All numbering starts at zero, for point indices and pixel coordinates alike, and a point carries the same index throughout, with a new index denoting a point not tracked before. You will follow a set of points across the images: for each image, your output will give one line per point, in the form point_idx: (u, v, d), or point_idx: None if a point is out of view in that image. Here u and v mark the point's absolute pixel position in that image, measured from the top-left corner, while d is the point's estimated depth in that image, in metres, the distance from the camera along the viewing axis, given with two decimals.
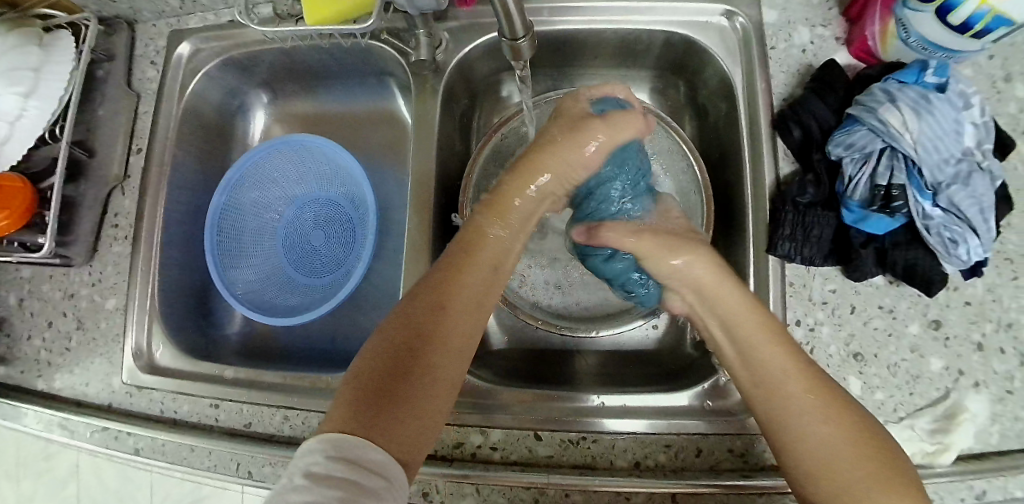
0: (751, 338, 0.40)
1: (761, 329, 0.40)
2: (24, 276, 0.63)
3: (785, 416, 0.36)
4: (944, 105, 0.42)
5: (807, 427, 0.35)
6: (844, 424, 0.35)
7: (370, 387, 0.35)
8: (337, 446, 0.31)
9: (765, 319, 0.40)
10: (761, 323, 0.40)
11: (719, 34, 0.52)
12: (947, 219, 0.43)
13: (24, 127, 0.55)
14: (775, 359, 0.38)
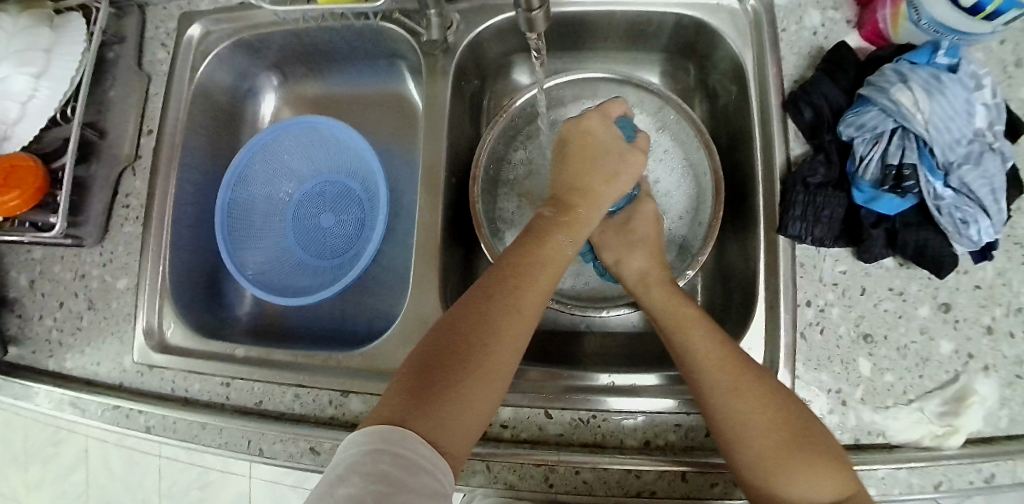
0: (681, 328, 0.45)
1: (690, 322, 0.45)
2: (36, 257, 0.63)
3: (712, 398, 0.41)
4: (956, 85, 0.42)
5: (730, 407, 0.40)
6: (762, 404, 0.40)
7: (417, 380, 0.37)
8: (384, 438, 0.33)
9: (691, 313, 0.46)
10: (689, 317, 0.45)
11: (730, 15, 0.52)
12: (958, 200, 0.43)
13: (38, 106, 0.55)
14: (700, 346, 0.43)
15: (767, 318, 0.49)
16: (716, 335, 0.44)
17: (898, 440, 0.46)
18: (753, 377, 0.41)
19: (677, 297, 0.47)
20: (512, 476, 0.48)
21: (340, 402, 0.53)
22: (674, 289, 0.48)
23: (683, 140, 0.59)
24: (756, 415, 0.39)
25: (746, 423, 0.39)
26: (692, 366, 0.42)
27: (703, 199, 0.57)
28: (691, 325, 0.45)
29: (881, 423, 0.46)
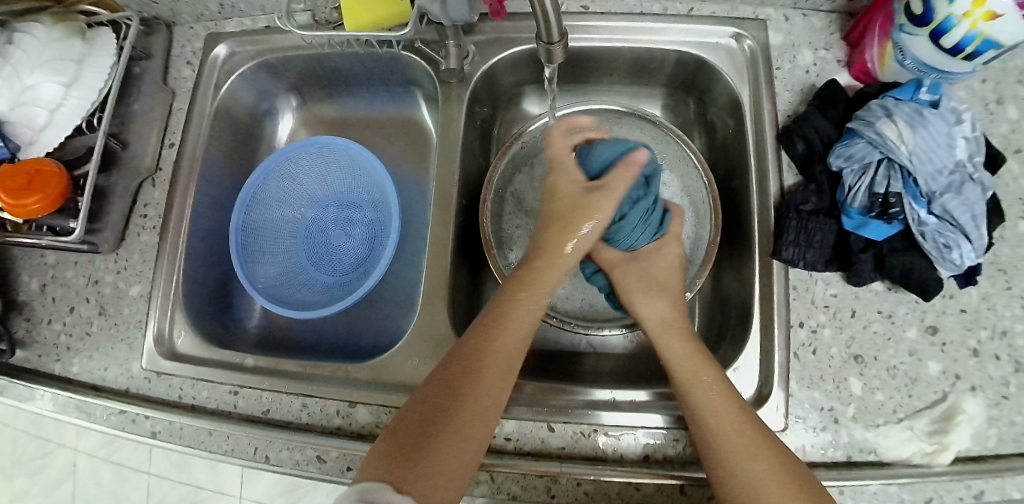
0: (692, 381, 0.45)
1: (704, 375, 0.45)
2: (49, 262, 0.64)
3: (721, 453, 0.41)
4: (937, 119, 0.46)
5: (739, 464, 0.40)
6: (774, 466, 0.39)
7: (404, 439, 0.38)
8: (366, 493, 0.34)
9: (703, 366, 0.46)
10: (702, 370, 0.46)
11: (728, 53, 0.56)
12: (941, 226, 0.46)
13: (66, 115, 0.57)
14: (713, 401, 0.43)
15: (763, 337, 0.52)
16: (728, 392, 0.44)
17: (890, 457, 0.48)
18: (762, 437, 0.41)
19: (693, 349, 0.48)
20: (515, 487, 0.49)
21: (347, 412, 0.54)
22: (692, 342, 0.49)
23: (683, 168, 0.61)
24: (769, 475, 0.39)
25: (757, 483, 0.39)
26: (702, 423, 0.43)
27: (703, 224, 0.59)
28: (702, 378, 0.45)
29: (873, 441, 0.48)
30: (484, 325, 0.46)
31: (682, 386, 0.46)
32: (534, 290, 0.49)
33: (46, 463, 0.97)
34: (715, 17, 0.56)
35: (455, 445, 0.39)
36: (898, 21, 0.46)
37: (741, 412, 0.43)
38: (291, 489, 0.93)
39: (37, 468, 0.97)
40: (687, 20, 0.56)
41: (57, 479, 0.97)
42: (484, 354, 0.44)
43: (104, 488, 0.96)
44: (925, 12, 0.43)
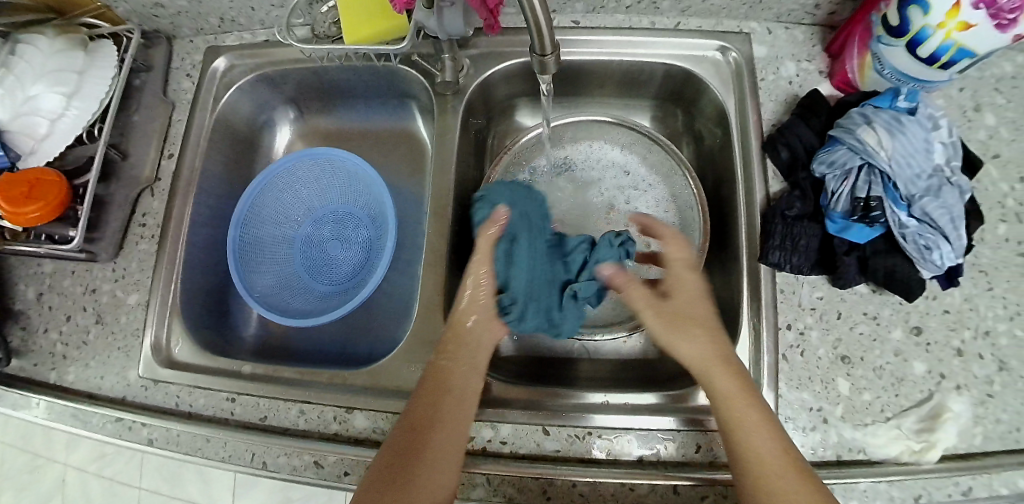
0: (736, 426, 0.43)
1: (748, 419, 0.43)
2: (46, 271, 0.65)
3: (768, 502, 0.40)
4: (914, 126, 0.48)
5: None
6: None
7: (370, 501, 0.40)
8: None
9: (745, 408, 0.43)
10: (745, 414, 0.43)
11: (714, 65, 0.58)
12: (922, 228, 0.48)
13: (67, 126, 0.59)
14: (758, 447, 0.42)
15: (752, 339, 0.53)
16: (774, 433, 0.42)
17: (878, 456, 0.49)
18: (807, 483, 0.40)
19: (737, 386, 0.44)
20: (511, 490, 0.50)
21: (344, 418, 0.54)
22: (737, 375, 0.45)
23: (672, 176, 0.62)
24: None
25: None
26: (747, 468, 0.41)
27: (692, 231, 0.60)
28: (751, 422, 0.42)
29: (862, 440, 0.49)
30: (428, 384, 0.47)
31: (728, 429, 0.43)
32: (464, 350, 0.49)
33: (36, 477, 0.96)
34: (701, 30, 0.58)
35: (427, 497, 0.41)
36: (876, 33, 0.48)
37: (787, 456, 0.41)
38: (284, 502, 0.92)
39: (26, 483, 0.96)
40: (674, 34, 0.58)
41: (48, 493, 0.96)
42: (433, 411, 0.45)
43: (94, 502, 0.95)
44: (901, 23, 0.45)
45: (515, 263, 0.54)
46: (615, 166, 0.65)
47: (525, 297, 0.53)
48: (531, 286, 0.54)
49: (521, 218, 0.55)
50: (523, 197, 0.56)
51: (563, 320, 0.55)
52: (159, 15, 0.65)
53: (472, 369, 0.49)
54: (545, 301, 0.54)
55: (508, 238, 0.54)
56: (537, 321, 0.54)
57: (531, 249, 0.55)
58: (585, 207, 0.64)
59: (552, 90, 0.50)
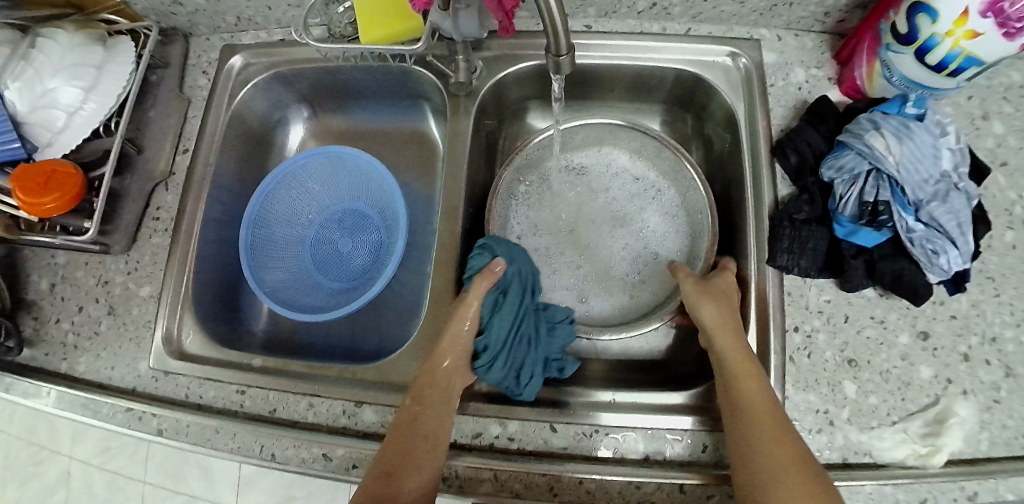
0: (741, 379, 0.46)
1: (748, 376, 0.46)
2: (59, 263, 0.65)
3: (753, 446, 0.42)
4: (922, 131, 0.48)
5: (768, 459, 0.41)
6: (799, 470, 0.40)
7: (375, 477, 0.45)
8: None
9: (752, 368, 0.47)
10: (751, 372, 0.46)
11: (723, 70, 0.59)
12: (929, 233, 0.48)
13: (84, 119, 0.59)
14: (755, 397, 0.45)
15: (758, 341, 0.53)
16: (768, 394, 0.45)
17: (885, 459, 0.49)
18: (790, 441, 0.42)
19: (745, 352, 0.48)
20: (518, 486, 0.50)
21: (353, 412, 0.54)
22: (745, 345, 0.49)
23: (680, 183, 0.62)
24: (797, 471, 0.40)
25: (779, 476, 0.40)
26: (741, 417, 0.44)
27: (700, 238, 0.60)
28: (752, 378, 0.46)
29: (868, 443, 0.50)
30: (404, 418, 0.48)
31: (732, 384, 0.46)
32: (439, 393, 0.50)
33: (40, 470, 0.97)
34: (711, 36, 0.59)
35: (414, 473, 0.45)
36: (885, 40, 0.49)
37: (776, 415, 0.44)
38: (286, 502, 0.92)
39: (30, 475, 0.97)
40: (685, 39, 0.59)
41: (54, 485, 0.97)
42: (408, 455, 0.45)
43: (97, 496, 0.96)
44: (909, 31, 0.46)
45: (498, 314, 0.56)
46: (624, 172, 0.66)
47: (499, 347, 0.55)
48: (509, 340, 0.55)
49: (516, 274, 0.58)
50: (523, 259, 0.59)
51: (528, 382, 0.54)
52: (177, 13, 0.66)
53: (444, 414, 0.49)
54: (518, 357, 0.55)
55: (499, 290, 0.57)
56: (501, 374, 0.54)
57: (517, 306, 0.57)
58: (595, 209, 0.65)
59: (563, 93, 0.51)
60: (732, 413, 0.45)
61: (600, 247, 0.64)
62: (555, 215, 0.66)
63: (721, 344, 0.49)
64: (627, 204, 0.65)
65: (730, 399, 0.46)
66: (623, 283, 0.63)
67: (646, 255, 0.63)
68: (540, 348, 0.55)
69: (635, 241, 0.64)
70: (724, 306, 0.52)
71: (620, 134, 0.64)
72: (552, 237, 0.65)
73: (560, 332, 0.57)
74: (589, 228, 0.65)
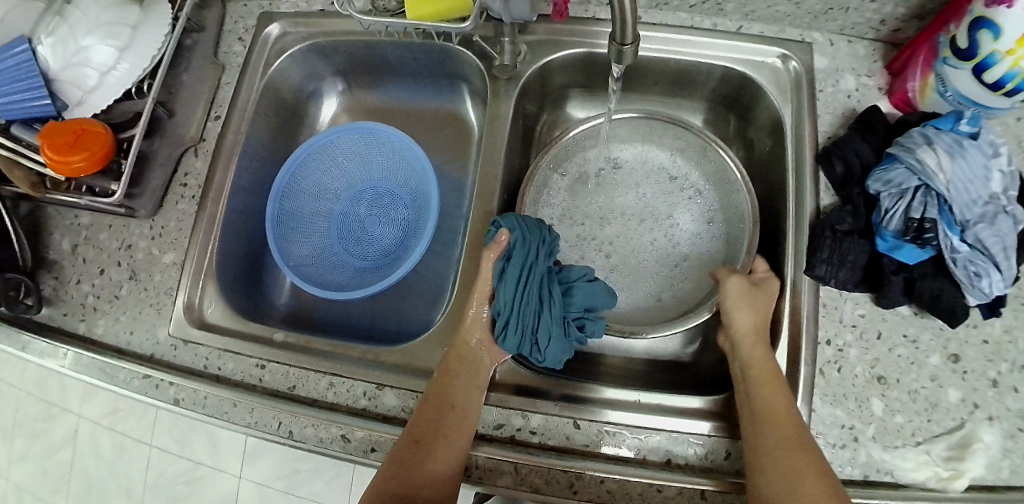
0: (765, 385, 0.46)
1: (770, 380, 0.46)
2: (82, 224, 0.65)
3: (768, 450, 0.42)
4: (976, 150, 0.46)
5: (781, 463, 0.41)
6: (815, 470, 0.41)
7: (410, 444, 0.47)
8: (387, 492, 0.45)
9: (776, 374, 0.47)
10: (774, 379, 0.46)
11: (772, 73, 0.57)
12: (973, 254, 0.46)
13: (117, 80, 0.59)
14: (775, 402, 0.45)
15: (789, 352, 0.53)
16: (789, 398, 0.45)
17: (906, 480, 0.49)
18: (805, 442, 0.43)
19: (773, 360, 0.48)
20: (537, 480, 0.49)
21: (374, 394, 0.54)
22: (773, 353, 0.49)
23: (720, 185, 0.61)
24: (808, 478, 0.40)
25: (796, 481, 0.40)
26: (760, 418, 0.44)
27: (738, 241, 0.58)
28: (774, 384, 0.46)
29: (890, 463, 0.49)
30: (432, 394, 0.50)
31: (753, 388, 0.46)
32: (467, 370, 0.51)
33: (49, 426, 1.02)
34: (762, 36, 0.58)
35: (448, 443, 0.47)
36: (942, 54, 0.47)
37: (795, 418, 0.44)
38: (290, 474, 0.99)
39: (40, 431, 1.02)
40: (735, 38, 0.58)
41: (61, 441, 1.02)
42: (438, 425, 0.47)
43: (104, 456, 1.00)
44: (969, 46, 0.43)
45: (506, 287, 0.54)
46: (661, 171, 0.65)
47: (513, 314, 0.53)
48: (521, 311, 0.54)
49: (521, 243, 0.54)
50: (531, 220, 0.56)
51: (547, 345, 0.53)
52: None
53: (475, 388, 0.51)
54: (533, 324, 0.54)
55: (503, 261, 0.54)
56: (521, 345, 0.53)
57: (527, 271, 0.55)
58: (628, 206, 0.64)
59: (618, 81, 0.50)
60: (751, 415, 0.45)
61: (632, 242, 0.63)
62: (584, 209, 0.65)
63: (746, 351, 0.49)
64: (662, 203, 0.64)
65: (754, 402, 0.46)
66: (653, 282, 0.62)
67: (680, 254, 0.62)
68: (556, 314, 0.54)
69: (666, 239, 0.63)
70: (762, 314, 0.51)
71: (659, 132, 0.63)
72: (583, 230, 0.64)
73: (576, 293, 0.56)
74: (621, 223, 0.64)
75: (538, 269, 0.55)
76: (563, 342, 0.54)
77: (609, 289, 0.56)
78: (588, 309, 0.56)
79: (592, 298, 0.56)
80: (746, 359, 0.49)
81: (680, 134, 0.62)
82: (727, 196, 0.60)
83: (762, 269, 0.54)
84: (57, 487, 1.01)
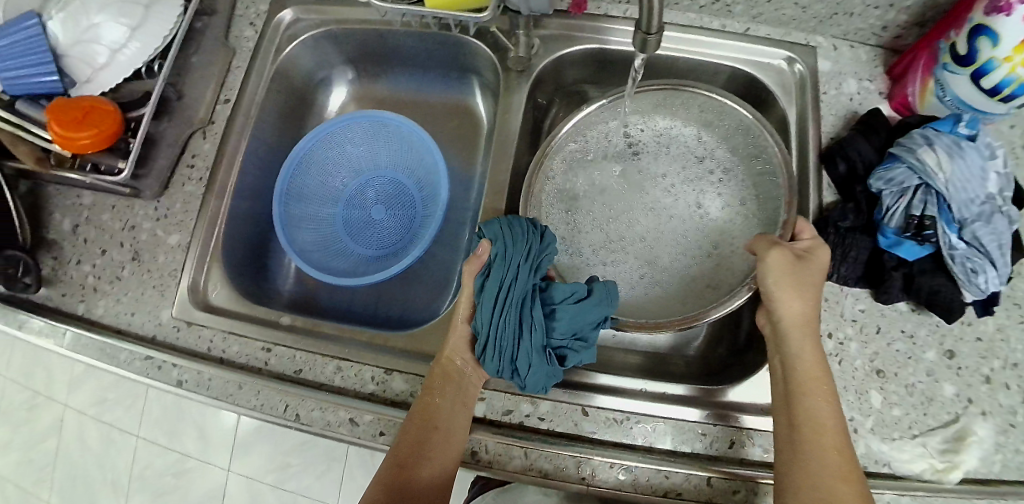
0: (808, 396, 0.44)
1: (817, 389, 0.44)
2: (84, 203, 0.64)
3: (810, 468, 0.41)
4: (973, 152, 0.47)
5: (822, 481, 0.40)
6: (856, 494, 0.40)
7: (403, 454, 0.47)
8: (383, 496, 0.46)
9: (821, 379, 0.45)
10: (817, 387, 0.44)
11: (778, 74, 0.59)
12: (970, 251, 0.48)
13: (127, 59, 0.58)
14: (820, 413, 0.43)
15: None
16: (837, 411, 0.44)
17: (903, 471, 0.50)
18: (849, 460, 0.41)
19: (821, 357, 0.46)
20: (548, 465, 0.50)
21: (382, 379, 0.54)
22: (819, 350, 0.46)
23: (760, 168, 0.57)
24: (853, 499, 0.40)
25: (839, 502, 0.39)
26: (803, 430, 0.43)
27: (774, 224, 0.55)
28: (823, 390, 0.44)
29: (888, 454, 0.51)
30: (421, 404, 0.50)
31: (796, 395, 0.44)
32: (451, 388, 0.51)
33: (36, 414, 1.01)
34: (769, 39, 0.59)
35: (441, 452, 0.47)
36: (942, 60, 0.48)
37: (842, 433, 0.43)
38: (280, 468, 0.98)
39: (25, 419, 1.01)
40: (742, 39, 0.59)
41: (46, 432, 1.00)
42: (422, 447, 0.47)
43: (90, 444, 0.99)
44: (968, 52, 0.44)
45: (486, 307, 0.52)
46: (688, 150, 0.62)
47: (491, 331, 0.52)
48: (501, 333, 0.52)
49: (500, 259, 0.53)
50: (516, 231, 0.54)
51: (527, 372, 0.51)
52: None
53: (462, 405, 0.50)
54: (511, 342, 0.51)
55: (483, 277, 0.54)
56: (500, 370, 0.51)
57: (507, 290, 0.53)
58: (644, 199, 0.63)
59: (643, 68, 0.51)
60: (789, 428, 0.44)
61: (662, 237, 0.62)
62: (592, 203, 0.64)
63: (796, 346, 0.46)
64: (693, 188, 0.62)
65: (794, 415, 0.44)
66: (676, 277, 0.60)
67: (709, 241, 0.61)
68: (536, 338, 0.51)
69: (695, 227, 0.61)
70: (806, 294, 0.47)
71: (691, 102, 0.59)
72: (592, 224, 0.63)
73: (559, 316, 0.53)
74: (633, 218, 0.63)
75: (520, 288, 0.53)
76: (542, 365, 0.51)
77: (599, 309, 0.52)
78: (574, 333, 0.53)
79: (578, 322, 0.52)
80: (790, 357, 0.46)
81: (716, 110, 0.59)
82: (763, 181, 0.57)
83: (807, 236, 0.50)
84: (41, 477, 1.00)
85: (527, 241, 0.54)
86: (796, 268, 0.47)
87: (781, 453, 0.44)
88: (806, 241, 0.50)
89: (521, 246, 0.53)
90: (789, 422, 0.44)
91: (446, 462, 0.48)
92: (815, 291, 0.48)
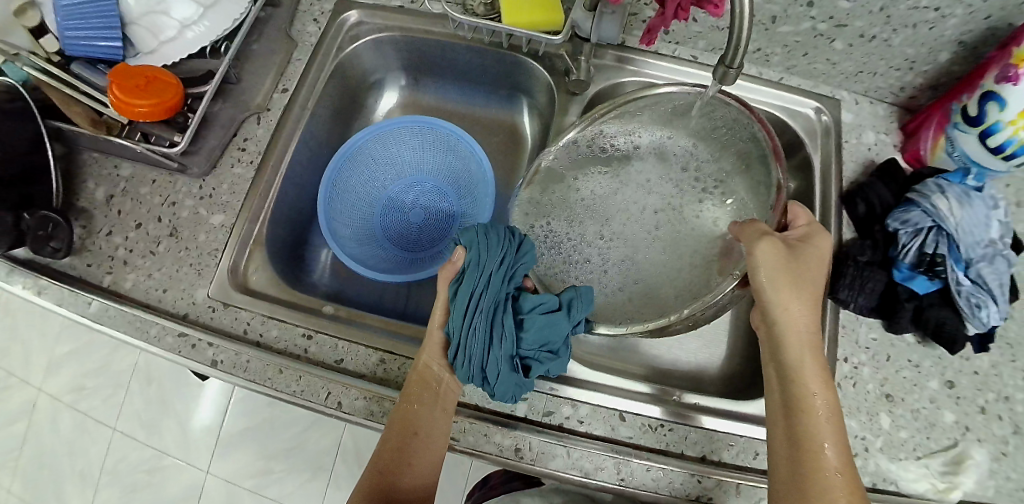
0: (806, 410, 0.46)
1: (820, 404, 0.46)
2: (121, 175, 0.62)
3: (812, 484, 0.43)
4: (981, 202, 0.54)
5: (826, 492, 0.43)
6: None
7: (388, 458, 0.50)
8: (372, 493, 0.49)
9: (817, 390, 0.47)
10: (813, 400, 0.46)
11: (806, 121, 0.65)
12: (975, 288, 0.54)
13: (195, 36, 0.58)
14: (821, 427, 0.45)
15: None
16: (838, 425, 0.46)
17: (908, 489, 0.54)
18: (848, 472, 0.44)
19: (818, 365, 0.48)
20: (588, 464, 0.51)
21: None
22: (818, 361, 0.48)
23: (751, 165, 0.58)
24: None
25: None
26: (804, 442, 0.45)
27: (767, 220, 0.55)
28: (823, 404, 0.46)
29: (895, 473, 0.55)
30: (400, 410, 0.50)
31: (795, 409, 0.47)
32: (430, 394, 0.50)
33: (8, 397, 1.11)
34: (800, 89, 0.66)
35: (422, 453, 0.49)
36: (954, 119, 0.55)
37: (841, 447, 0.45)
38: (262, 473, 1.03)
39: None
40: (777, 87, 0.66)
41: (17, 413, 1.11)
42: (403, 453, 0.49)
43: (63, 428, 1.09)
44: (978, 114, 0.51)
45: (456, 314, 0.52)
46: (678, 161, 0.62)
47: (461, 336, 0.51)
48: (469, 340, 0.51)
49: (475, 265, 0.53)
50: (491, 238, 0.54)
51: (496, 380, 0.50)
52: None
53: (441, 411, 0.51)
54: (480, 350, 0.51)
55: (457, 282, 0.53)
56: (471, 376, 0.51)
57: (478, 297, 0.52)
58: (631, 201, 0.62)
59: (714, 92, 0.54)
60: (789, 442, 0.46)
61: (638, 242, 0.62)
62: None
63: (794, 354, 0.48)
64: (671, 187, 0.62)
65: (793, 428, 0.46)
66: (663, 285, 0.60)
67: (679, 237, 0.61)
68: (504, 347, 0.51)
69: (699, 236, 0.60)
70: (799, 287, 0.49)
71: (695, 112, 0.59)
72: (594, 231, 0.62)
73: (527, 327, 0.52)
74: (637, 236, 0.62)
75: (491, 294, 0.52)
76: (509, 374, 0.50)
77: (568, 322, 0.51)
78: (543, 344, 0.52)
79: (546, 333, 0.51)
80: (787, 368, 0.48)
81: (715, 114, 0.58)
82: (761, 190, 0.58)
83: (802, 222, 0.53)
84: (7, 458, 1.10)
85: (502, 248, 0.53)
86: (785, 253, 0.49)
87: (779, 464, 0.46)
88: (801, 228, 0.53)
89: (494, 252, 0.53)
90: (787, 434, 0.46)
91: (429, 460, 0.50)
92: (808, 280, 0.50)
